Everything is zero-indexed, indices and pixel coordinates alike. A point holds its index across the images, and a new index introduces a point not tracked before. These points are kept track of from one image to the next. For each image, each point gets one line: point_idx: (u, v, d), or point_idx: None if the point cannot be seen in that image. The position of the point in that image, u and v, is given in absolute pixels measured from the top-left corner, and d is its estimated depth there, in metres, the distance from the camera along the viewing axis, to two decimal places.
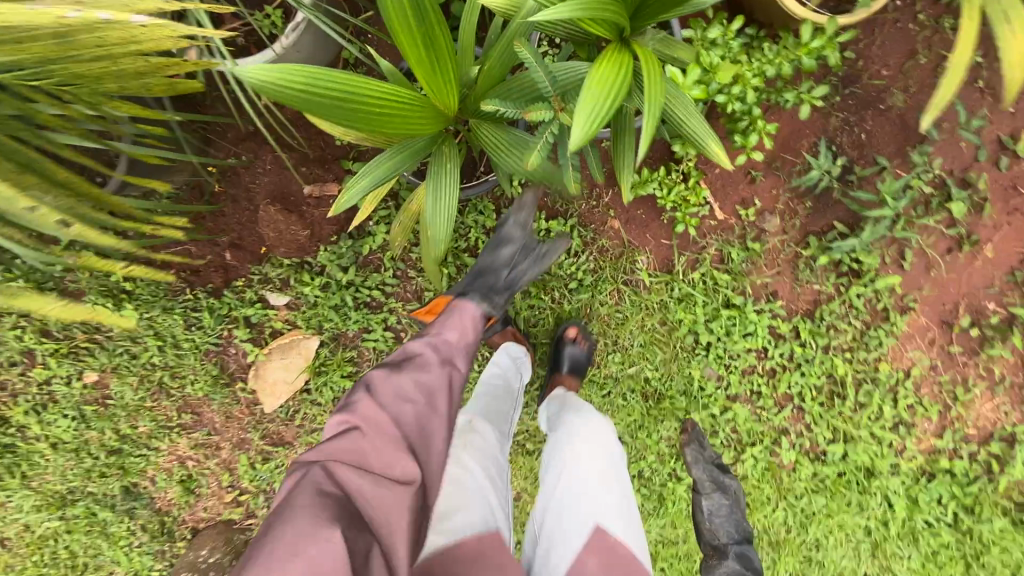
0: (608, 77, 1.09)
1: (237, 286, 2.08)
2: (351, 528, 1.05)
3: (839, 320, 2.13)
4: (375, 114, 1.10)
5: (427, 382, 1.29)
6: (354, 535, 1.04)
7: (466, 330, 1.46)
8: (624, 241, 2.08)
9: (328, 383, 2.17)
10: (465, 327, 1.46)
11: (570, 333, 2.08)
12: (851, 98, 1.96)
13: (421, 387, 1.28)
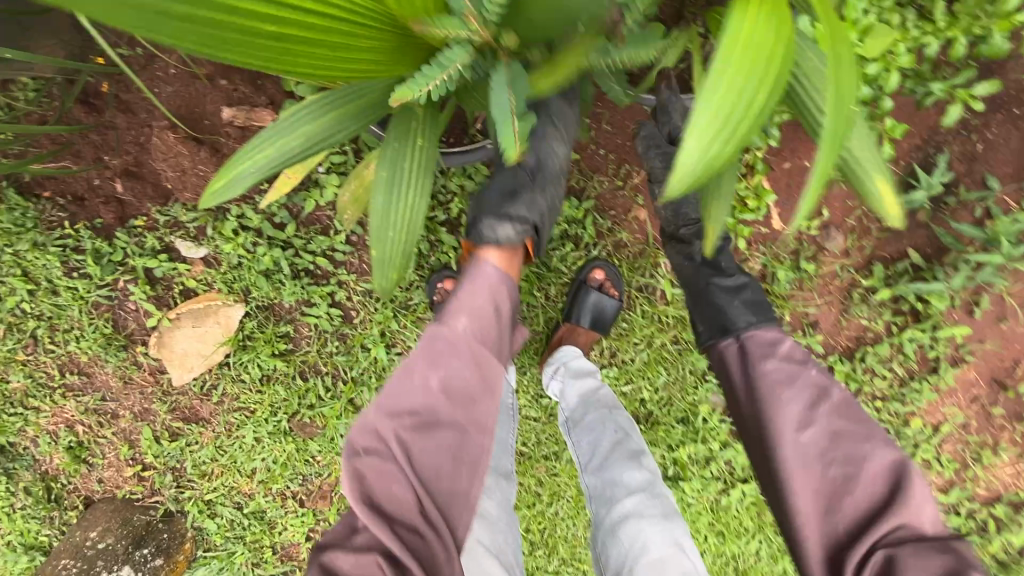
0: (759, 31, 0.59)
1: (135, 226, 1.57)
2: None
3: (881, 364, 1.78)
4: (292, 43, 0.65)
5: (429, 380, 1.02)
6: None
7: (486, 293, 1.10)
8: (647, 237, 1.64)
9: (255, 360, 1.74)
10: (483, 315, 1.07)
11: (596, 274, 1.61)
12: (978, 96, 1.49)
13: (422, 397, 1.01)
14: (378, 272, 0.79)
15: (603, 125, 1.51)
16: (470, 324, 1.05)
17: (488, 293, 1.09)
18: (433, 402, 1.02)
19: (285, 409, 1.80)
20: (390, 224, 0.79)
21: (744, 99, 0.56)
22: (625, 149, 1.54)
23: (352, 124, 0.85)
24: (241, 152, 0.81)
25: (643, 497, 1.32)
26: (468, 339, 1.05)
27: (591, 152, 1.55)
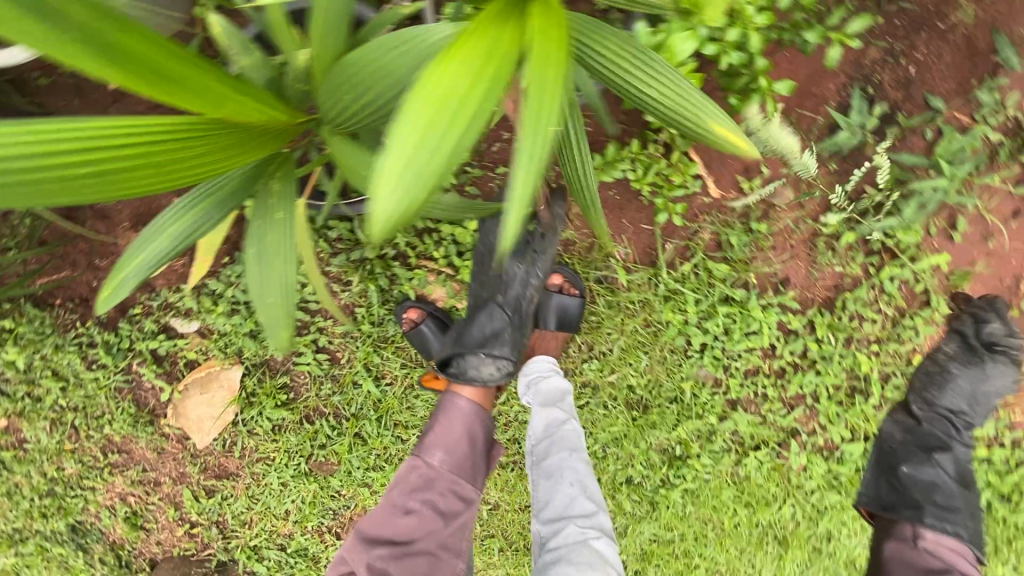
0: (451, 75, 0.55)
1: (134, 314, 1.77)
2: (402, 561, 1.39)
3: (866, 308, 1.73)
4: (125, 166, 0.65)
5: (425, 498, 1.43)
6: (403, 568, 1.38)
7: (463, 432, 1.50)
8: (594, 230, 1.67)
9: (262, 413, 1.88)
10: (451, 446, 1.48)
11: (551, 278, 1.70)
12: (894, 20, 1.45)
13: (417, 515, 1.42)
14: (270, 339, 0.84)
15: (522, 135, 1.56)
16: (447, 451, 1.48)
17: (460, 418, 1.50)
18: (416, 530, 1.41)
19: (300, 454, 1.94)
20: (268, 295, 0.81)
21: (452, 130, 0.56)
22: None
23: (217, 210, 0.82)
24: (115, 267, 0.83)
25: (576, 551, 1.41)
26: (442, 462, 1.47)
27: None
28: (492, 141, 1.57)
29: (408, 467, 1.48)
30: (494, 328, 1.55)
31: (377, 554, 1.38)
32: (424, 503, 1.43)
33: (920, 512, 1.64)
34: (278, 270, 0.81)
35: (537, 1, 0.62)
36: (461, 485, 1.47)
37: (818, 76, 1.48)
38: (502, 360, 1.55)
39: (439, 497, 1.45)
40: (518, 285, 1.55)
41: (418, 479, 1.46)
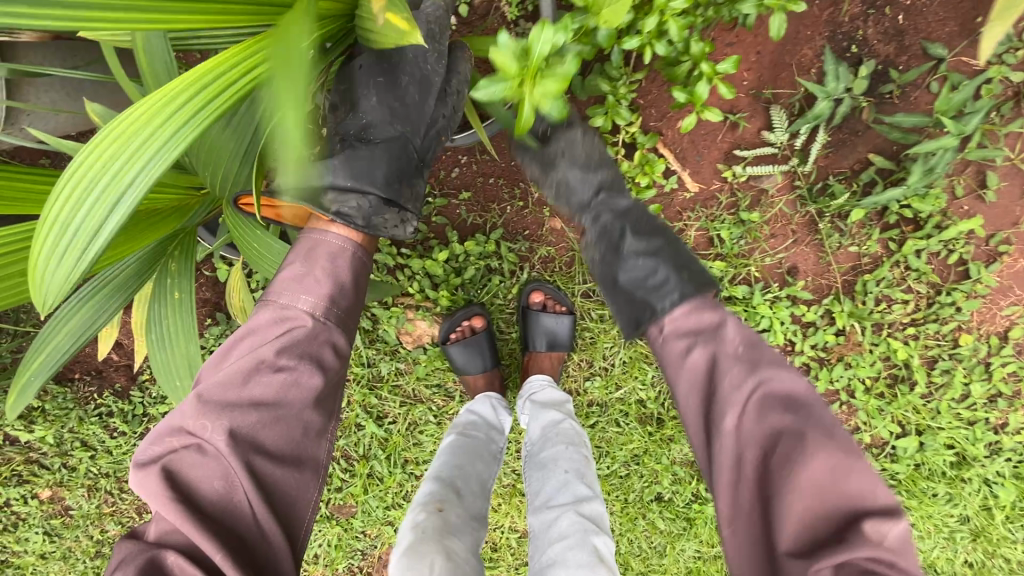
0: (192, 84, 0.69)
1: (144, 382, 1.86)
2: (264, 440, 0.87)
3: (891, 287, 1.53)
4: None
5: (286, 393, 0.90)
6: (272, 436, 0.88)
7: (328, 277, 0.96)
8: (572, 243, 1.57)
9: None
10: (337, 270, 0.98)
11: (536, 297, 1.58)
12: None
13: (280, 381, 0.90)
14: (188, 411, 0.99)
15: (479, 156, 1.49)
16: (321, 295, 0.95)
17: (339, 263, 0.98)
18: (282, 389, 0.90)
19: None
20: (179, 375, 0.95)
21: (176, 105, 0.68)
22: (511, 169, 1.50)
23: (120, 298, 0.90)
24: (25, 361, 0.88)
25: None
26: (311, 310, 0.94)
27: (479, 184, 1.52)
28: (449, 167, 1.50)
29: (267, 318, 0.93)
30: (366, 167, 0.98)
31: (212, 451, 0.83)
32: (284, 335, 0.92)
33: (659, 288, 0.98)
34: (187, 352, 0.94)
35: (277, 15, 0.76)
36: (326, 348, 0.95)
37: (787, 45, 1.33)
38: (403, 215, 1.06)
39: (316, 342, 0.94)
40: (411, 116, 1.00)
41: (273, 318, 0.92)
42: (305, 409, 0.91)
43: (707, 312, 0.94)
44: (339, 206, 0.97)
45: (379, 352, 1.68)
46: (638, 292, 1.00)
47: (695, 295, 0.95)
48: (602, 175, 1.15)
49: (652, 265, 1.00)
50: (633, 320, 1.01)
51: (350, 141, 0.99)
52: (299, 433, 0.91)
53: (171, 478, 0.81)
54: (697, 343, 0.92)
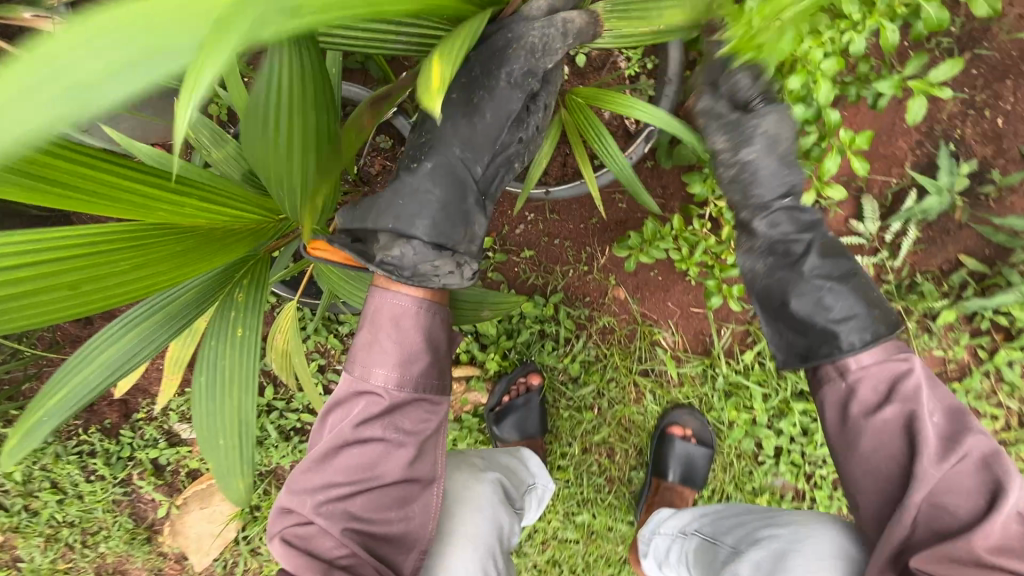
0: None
1: (138, 420, 1.66)
2: (356, 521, 0.78)
3: (982, 401, 1.39)
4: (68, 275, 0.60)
5: (374, 469, 0.80)
6: (363, 513, 0.79)
7: (399, 334, 0.82)
8: (635, 316, 1.46)
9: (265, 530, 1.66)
10: (406, 334, 0.82)
11: (675, 429, 1.44)
12: (975, 68, 1.25)
13: (363, 458, 0.80)
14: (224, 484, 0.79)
15: (549, 215, 1.40)
16: (397, 361, 0.82)
17: (410, 327, 0.83)
18: (369, 461, 0.80)
19: None
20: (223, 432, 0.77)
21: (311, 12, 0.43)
22: (581, 231, 1.41)
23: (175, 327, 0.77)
24: (44, 394, 0.71)
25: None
26: (386, 384, 0.81)
27: (544, 243, 1.43)
28: (515, 223, 1.41)
29: (346, 384, 0.83)
30: (415, 202, 0.79)
31: (321, 530, 0.77)
32: (368, 407, 0.81)
33: (835, 322, 0.87)
34: (235, 402, 0.77)
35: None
36: (413, 411, 0.83)
37: (884, 137, 1.28)
38: (460, 260, 0.82)
39: (391, 415, 0.81)
40: (480, 139, 0.80)
41: (352, 386, 0.82)
42: (394, 476, 0.80)
43: (925, 376, 0.84)
44: (382, 255, 0.79)
45: None
46: (815, 322, 0.88)
47: (869, 345, 0.86)
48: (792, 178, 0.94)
49: (834, 298, 0.89)
50: (794, 351, 0.93)
51: (400, 170, 0.82)
52: (392, 502, 0.80)
53: (292, 556, 0.76)
54: (890, 398, 0.83)
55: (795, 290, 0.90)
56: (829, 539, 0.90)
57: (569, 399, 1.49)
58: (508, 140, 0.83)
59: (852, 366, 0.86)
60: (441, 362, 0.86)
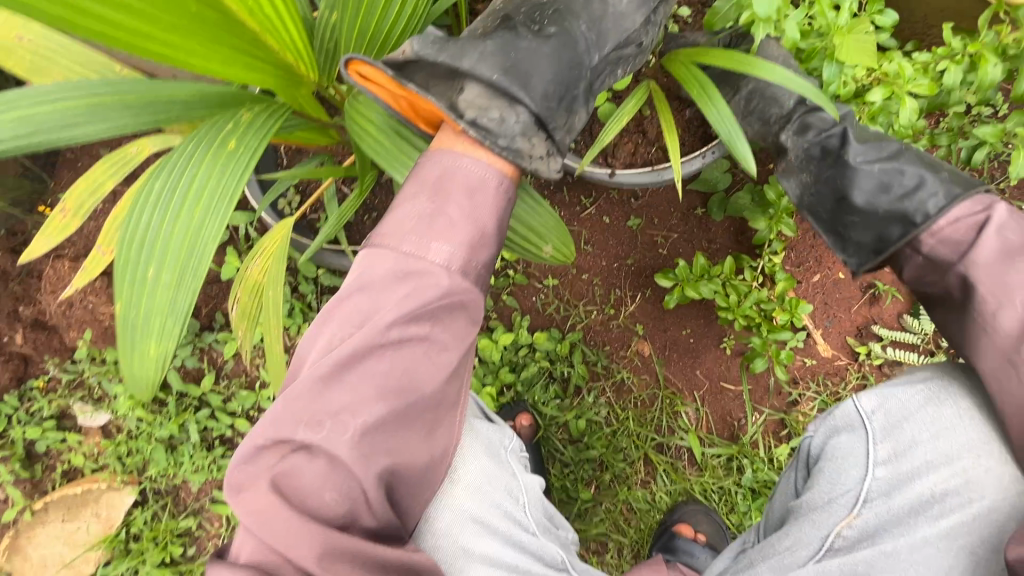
0: None
1: (24, 393, 1.29)
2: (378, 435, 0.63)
3: None
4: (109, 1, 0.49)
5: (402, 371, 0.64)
6: (386, 421, 0.64)
7: (467, 202, 0.67)
8: (657, 379, 1.25)
9: (139, 570, 1.26)
10: (478, 197, 0.67)
11: (685, 529, 1.16)
12: None
13: (390, 355, 0.64)
14: (127, 343, 0.52)
15: (583, 246, 1.25)
16: (451, 235, 0.66)
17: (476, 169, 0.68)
18: (400, 361, 0.64)
19: None
20: (155, 261, 0.53)
21: None
22: (613, 271, 1.25)
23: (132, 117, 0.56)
24: None
25: (839, 460, 0.72)
26: (445, 263, 0.65)
27: (571, 275, 1.25)
28: None
29: (381, 273, 0.65)
30: (526, 65, 0.70)
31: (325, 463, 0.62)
32: (408, 297, 0.64)
33: (909, 191, 0.76)
34: (187, 227, 0.54)
35: None
36: (458, 315, 0.66)
37: None
38: (551, 148, 0.72)
39: (432, 315, 0.65)
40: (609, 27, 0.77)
41: (388, 267, 0.65)
42: (421, 380, 0.65)
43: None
44: (477, 113, 0.67)
45: None
46: (882, 203, 0.77)
47: (969, 191, 0.72)
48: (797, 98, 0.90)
49: (897, 171, 0.78)
50: (865, 248, 0.81)
51: (518, 30, 0.73)
52: (418, 409, 0.65)
53: (281, 497, 0.60)
54: (982, 232, 0.68)
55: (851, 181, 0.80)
56: (961, 373, 0.70)
57: (566, 466, 1.25)
58: (631, 28, 0.79)
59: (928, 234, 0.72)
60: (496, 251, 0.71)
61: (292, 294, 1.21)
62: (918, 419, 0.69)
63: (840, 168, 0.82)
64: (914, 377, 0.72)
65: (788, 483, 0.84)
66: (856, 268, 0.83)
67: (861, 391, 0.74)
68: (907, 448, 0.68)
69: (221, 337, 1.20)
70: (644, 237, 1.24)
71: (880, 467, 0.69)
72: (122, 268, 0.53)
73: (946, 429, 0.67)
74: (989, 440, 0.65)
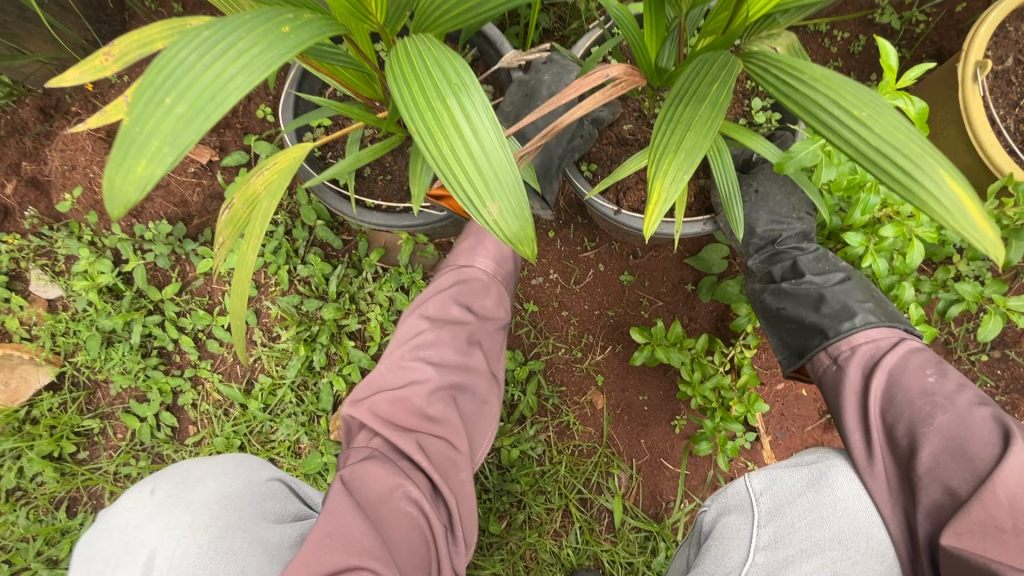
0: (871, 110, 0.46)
1: None
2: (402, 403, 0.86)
3: None
4: None
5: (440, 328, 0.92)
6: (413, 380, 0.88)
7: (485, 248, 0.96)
8: (601, 435, 1.24)
9: (25, 451, 1.20)
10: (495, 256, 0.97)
11: None
12: None
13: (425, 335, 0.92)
14: (116, 153, 0.44)
15: (572, 283, 1.26)
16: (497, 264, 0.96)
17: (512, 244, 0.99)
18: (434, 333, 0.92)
19: (10, 554, 1.18)
20: (173, 86, 0.45)
21: (877, 116, 0.46)
22: (591, 317, 1.26)
23: None
24: None
25: (724, 541, 0.68)
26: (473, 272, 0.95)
27: (550, 307, 1.27)
28: (534, 273, 1.27)
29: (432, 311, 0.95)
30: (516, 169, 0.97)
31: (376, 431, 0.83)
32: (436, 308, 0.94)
33: (837, 314, 0.79)
34: (216, 75, 0.47)
35: (852, 94, 0.48)
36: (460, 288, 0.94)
37: None
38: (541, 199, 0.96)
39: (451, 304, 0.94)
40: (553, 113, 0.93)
41: (434, 302, 0.93)
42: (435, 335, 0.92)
43: (927, 352, 0.69)
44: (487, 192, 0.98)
45: (297, 406, 1.20)
46: (809, 316, 0.81)
47: (893, 324, 0.74)
48: (797, 225, 0.89)
49: (839, 293, 0.81)
50: (792, 352, 0.84)
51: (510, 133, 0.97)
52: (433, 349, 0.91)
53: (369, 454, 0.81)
54: (876, 368, 0.70)
55: (797, 307, 0.83)
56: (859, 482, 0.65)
57: (484, 492, 1.21)
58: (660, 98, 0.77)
59: (844, 346, 0.75)
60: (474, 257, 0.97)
61: (284, 235, 1.23)
62: (799, 506, 0.65)
63: (789, 293, 0.85)
64: (803, 462, 0.69)
65: (681, 561, 0.84)
66: (787, 374, 0.85)
67: (754, 472, 0.71)
68: (785, 539, 0.64)
69: (201, 251, 1.20)
70: (631, 294, 1.26)
71: (759, 552, 0.65)
72: (143, 85, 0.45)
73: (826, 519, 0.64)
74: (861, 534, 0.63)
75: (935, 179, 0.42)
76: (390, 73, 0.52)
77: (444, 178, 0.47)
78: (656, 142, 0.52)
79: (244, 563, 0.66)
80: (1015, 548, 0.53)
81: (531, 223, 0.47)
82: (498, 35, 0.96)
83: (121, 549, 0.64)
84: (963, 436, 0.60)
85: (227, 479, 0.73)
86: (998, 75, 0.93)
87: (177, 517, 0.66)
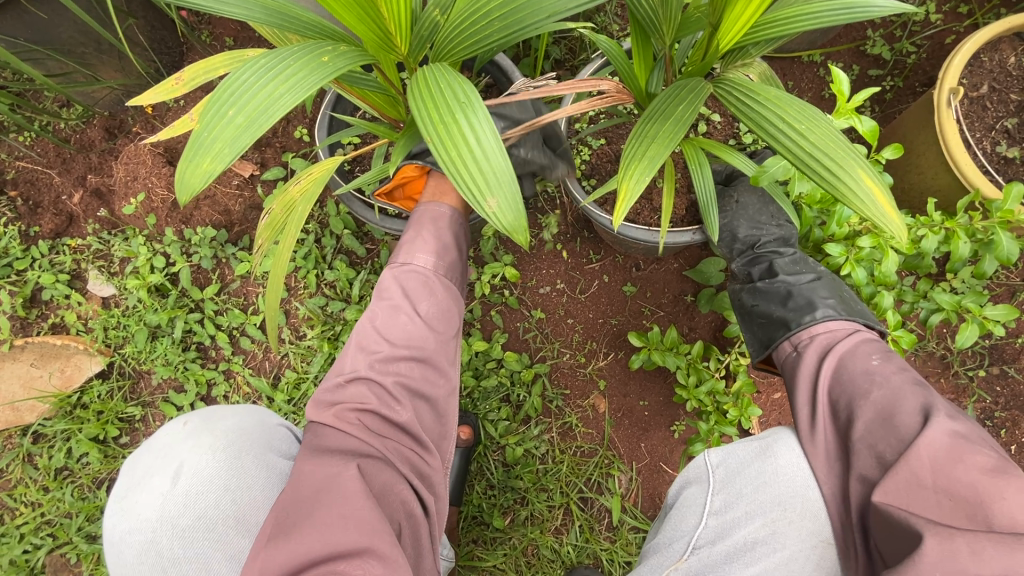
0: (809, 123, 0.56)
1: (48, 243, 1.39)
2: (371, 415, 0.81)
3: None
4: None
5: (396, 330, 0.88)
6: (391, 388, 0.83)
7: (449, 242, 0.97)
8: (602, 437, 1.29)
9: (75, 433, 1.32)
10: (445, 246, 0.96)
11: None
12: None
13: (383, 338, 0.87)
14: (189, 152, 0.55)
15: (578, 292, 1.34)
16: (438, 257, 0.94)
17: (451, 227, 0.98)
18: (399, 331, 0.88)
19: (55, 528, 1.29)
20: (236, 101, 0.56)
21: (811, 127, 0.55)
22: (595, 325, 1.33)
23: (254, 9, 0.67)
24: None
25: (684, 508, 0.77)
26: (430, 266, 0.93)
27: (556, 315, 1.34)
28: (542, 282, 1.35)
29: (387, 312, 0.89)
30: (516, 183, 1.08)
31: (345, 434, 0.79)
32: (386, 313, 0.89)
33: (800, 308, 0.86)
34: (269, 93, 0.58)
35: (794, 108, 0.57)
36: (418, 286, 0.92)
37: None
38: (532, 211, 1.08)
39: (409, 307, 0.90)
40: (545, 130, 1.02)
41: (386, 308, 0.89)
42: (394, 333, 0.87)
43: (880, 344, 0.77)
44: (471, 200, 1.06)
45: None
46: (777, 310, 0.89)
47: (850, 318, 0.82)
48: (775, 231, 0.98)
49: (807, 289, 0.89)
50: (761, 343, 0.92)
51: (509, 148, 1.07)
52: (392, 351, 0.86)
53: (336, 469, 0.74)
54: (826, 357, 0.77)
55: (768, 303, 0.91)
56: (801, 457, 0.71)
57: (489, 488, 1.27)
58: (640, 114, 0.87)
59: (805, 335, 0.83)
60: (433, 250, 0.95)
61: (314, 242, 1.35)
62: (746, 473, 0.73)
63: (763, 290, 0.93)
64: (755, 437, 0.77)
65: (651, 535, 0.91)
66: (755, 363, 0.94)
67: (712, 448, 0.79)
68: (733, 501, 0.71)
69: (240, 255, 1.33)
70: (633, 304, 1.33)
71: (711, 516, 0.72)
72: (211, 100, 0.56)
73: (767, 483, 0.71)
74: (798, 496, 0.69)
75: (852, 176, 0.53)
76: (410, 93, 0.62)
77: (451, 177, 0.57)
78: (626, 152, 0.61)
79: (253, 482, 0.78)
80: (933, 504, 0.58)
81: (525, 214, 0.55)
82: (507, 62, 1.08)
83: (155, 462, 0.76)
84: (897, 410, 0.66)
85: (244, 417, 0.85)
86: (975, 100, 1.00)
87: (202, 440, 0.78)
